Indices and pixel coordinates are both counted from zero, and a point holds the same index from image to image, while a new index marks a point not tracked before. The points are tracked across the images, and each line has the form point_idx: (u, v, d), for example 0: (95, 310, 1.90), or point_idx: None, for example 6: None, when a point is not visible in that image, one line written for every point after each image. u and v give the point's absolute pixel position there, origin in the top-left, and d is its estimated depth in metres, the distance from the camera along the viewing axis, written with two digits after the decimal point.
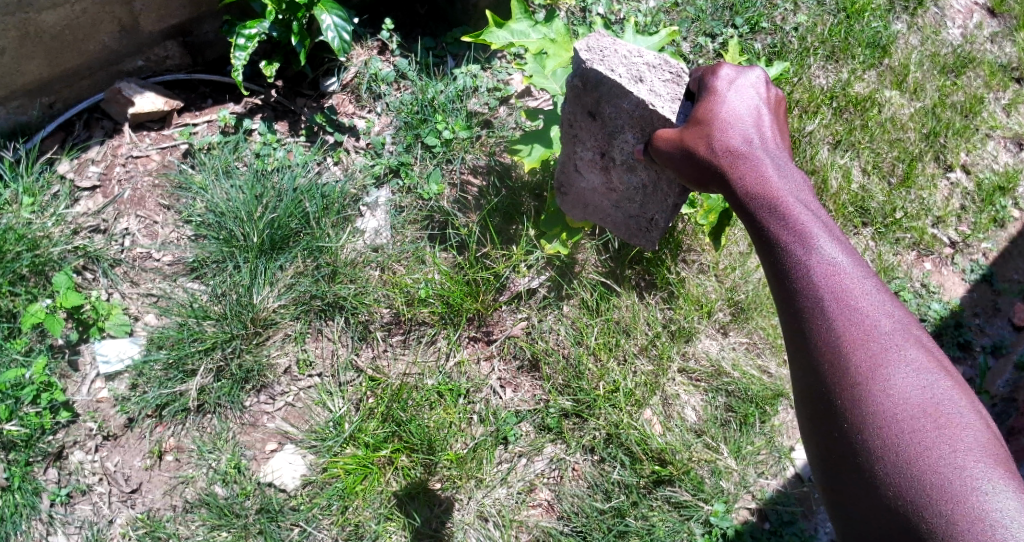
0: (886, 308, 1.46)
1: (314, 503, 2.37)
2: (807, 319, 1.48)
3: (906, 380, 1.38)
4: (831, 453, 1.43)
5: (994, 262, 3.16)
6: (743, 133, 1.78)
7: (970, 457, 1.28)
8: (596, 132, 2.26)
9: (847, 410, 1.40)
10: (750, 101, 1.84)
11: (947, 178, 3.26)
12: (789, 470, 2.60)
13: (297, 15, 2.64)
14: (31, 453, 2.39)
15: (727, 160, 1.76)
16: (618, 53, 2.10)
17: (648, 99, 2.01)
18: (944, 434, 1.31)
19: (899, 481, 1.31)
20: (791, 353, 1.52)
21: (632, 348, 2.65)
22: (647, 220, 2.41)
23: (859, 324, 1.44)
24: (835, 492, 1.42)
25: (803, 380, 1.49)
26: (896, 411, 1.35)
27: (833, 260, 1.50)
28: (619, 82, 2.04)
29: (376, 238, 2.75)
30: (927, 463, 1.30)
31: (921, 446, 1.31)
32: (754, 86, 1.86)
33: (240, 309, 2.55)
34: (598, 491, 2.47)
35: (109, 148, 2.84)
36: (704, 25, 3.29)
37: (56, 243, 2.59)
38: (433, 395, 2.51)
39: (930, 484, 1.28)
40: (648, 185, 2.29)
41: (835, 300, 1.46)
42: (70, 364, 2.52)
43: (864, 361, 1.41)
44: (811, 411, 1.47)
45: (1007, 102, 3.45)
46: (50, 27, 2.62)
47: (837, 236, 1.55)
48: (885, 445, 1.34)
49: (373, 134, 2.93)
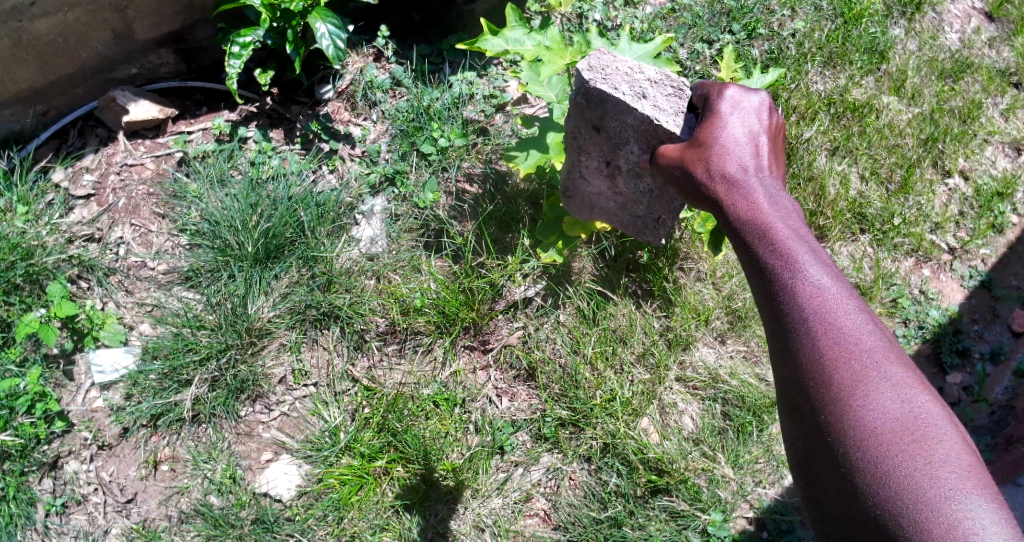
0: (869, 326, 1.45)
1: (310, 515, 2.37)
2: (792, 336, 1.48)
3: (886, 398, 1.37)
4: (813, 465, 1.42)
5: (993, 268, 3.15)
6: (737, 153, 1.76)
7: (947, 473, 1.27)
8: (601, 143, 2.25)
9: (828, 425, 1.39)
10: (744, 122, 1.81)
11: (946, 184, 3.24)
12: (788, 479, 2.58)
13: (292, 23, 2.64)
14: (26, 463, 2.38)
15: (719, 181, 1.74)
16: (620, 70, 2.10)
17: (653, 115, 2.01)
18: (921, 449, 1.31)
19: (876, 492, 1.30)
20: (776, 368, 1.52)
21: (629, 356, 2.64)
22: (655, 219, 2.41)
23: (841, 341, 1.43)
24: (815, 502, 1.41)
25: (788, 397, 1.48)
26: (875, 427, 1.35)
27: (817, 279, 1.49)
28: (623, 100, 2.04)
29: (372, 246, 2.74)
30: (903, 479, 1.29)
31: (898, 459, 1.31)
32: (749, 107, 1.83)
33: (235, 319, 2.54)
34: (594, 501, 2.46)
35: (103, 156, 2.82)
36: (701, 31, 3.28)
37: (51, 252, 2.58)
38: (429, 405, 2.50)
39: (905, 497, 1.27)
40: (655, 189, 2.28)
41: (818, 318, 1.46)
42: (65, 374, 2.52)
43: (845, 379, 1.40)
44: (794, 427, 1.47)
45: (1006, 108, 3.43)
46: (42, 35, 2.62)
47: (821, 254, 1.54)
48: (862, 459, 1.34)
49: (369, 142, 2.90)
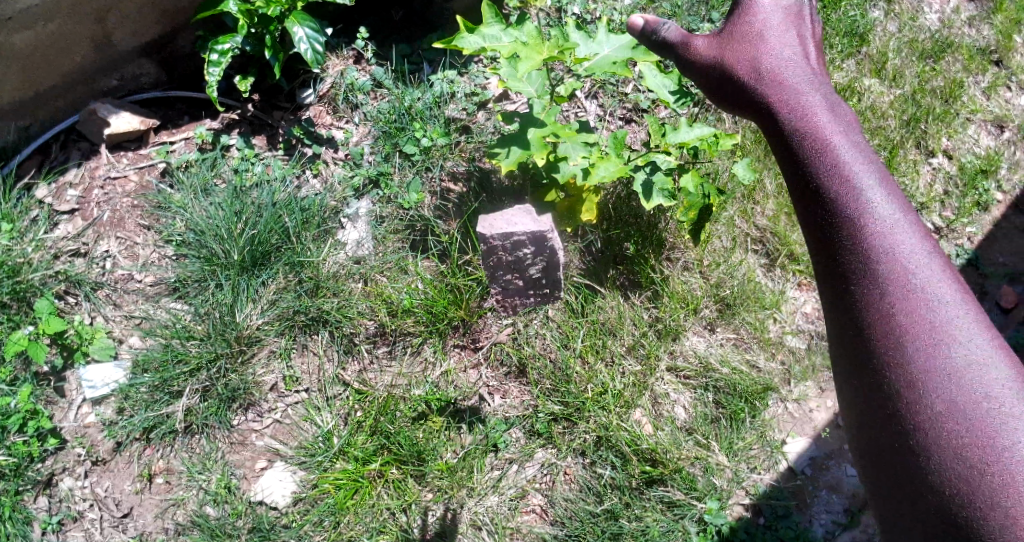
0: (925, 246, 1.48)
1: (306, 520, 2.37)
2: (846, 256, 1.51)
3: (939, 323, 1.42)
4: (864, 387, 1.48)
5: (979, 245, 3.17)
6: (793, 69, 1.72)
7: (994, 400, 1.36)
8: (504, 262, 2.50)
9: (881, 347, 1.46)
10: (794, 39, 1.77)
11: (930, 164, 3.26)
12: (781, 463, 2.61)
13: (269, 28, 2.63)
14: (21, 482, 2.38)
15: (775, 93, 1.70)
16: (496, 213, 2.45)
17: (541, 226, 2.38)
18: (971, 375, 1.38)
19: (927, 422, 1.39)
20: (824, 284, 1.57)
21: (619, 348, 2.65)
22: (555, 290, 2.64)
23: (896, 264, 1.46)
24: (861, 417, 1.50)
25: (837, 313, 1.53)
26: (928, 351, 1.41)
27: (874, 201, 1.51)
28: (519, 230, 2.38)
29: (358, 249, 2.75)
30: (951, 405, 1.37)
31: (954, 391, 1.38)
32: (799, 23, 1.80)
33: (224, 328, 2.55)
34: (590, 494, 2.48)
35: (86, 170, 2.80)
36: (680, 21, 3.28)
37: (37, 268, 2.58)
38: (421, 405, 2.50)
39: (951, 424, 1.37)
40: (554, 266, 2.54)
41: (875, 241, 1.48)
42: (56, 391, 2.51)
43: (900, 303, 1.45)
44: (841, 342, 1.54)
45: (987, 86, 3.44)
46: (21, 49, 2.61)
47: (876, 170, 1.55)
48: (913, 384, 1.41)
49: (351, 145, 2.90)
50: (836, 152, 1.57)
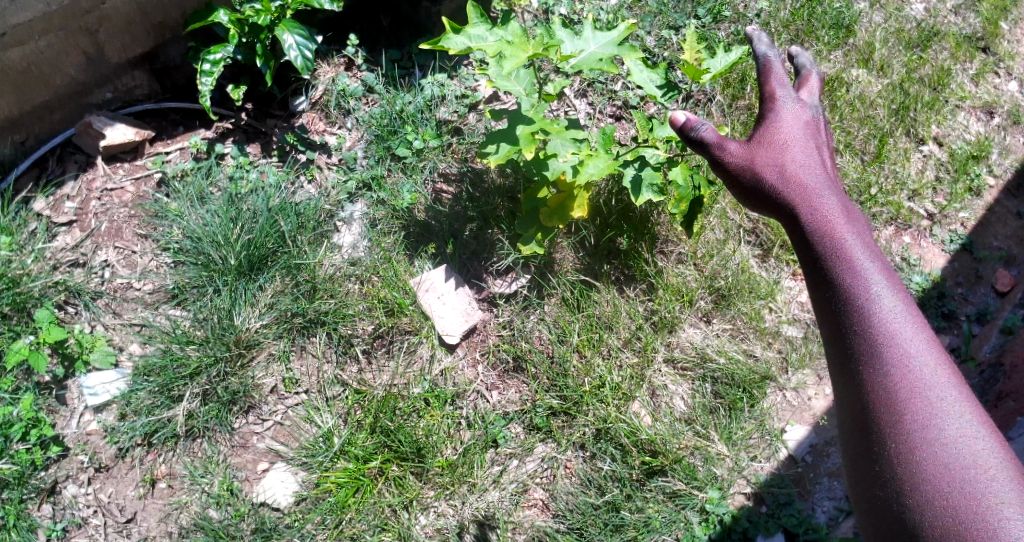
0: (926, 340, 1.52)
1: (308, 520, 2.39)
2: (853, 338, 1.55)
3: (935, 404, 1.46)
4: (861, 460, 1.52)
5: (973, 231, 3.18)
6: (810, 169, 1.77)
7: (984, 471, 1.38)
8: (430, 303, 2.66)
9: (881, 421, 1.49)
10: (812, 141, 1.83)
11: (920, 151, 3.28)
12: (782, 451, 2.62)
13: (260, 37, 2.66)
14: (24, 490, 2.40)
15: (794, 193, 1.74)
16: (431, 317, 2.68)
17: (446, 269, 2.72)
18: (962, 450, 1.41)
19: (916, 490, 1.41)
20: (833, 368, 1.60)
21: (616, 342, 2.66)
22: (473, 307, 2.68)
23: (899, 351, 1.50)
24: (859, 489, 1.52)
25: (843, 391, 1.56)
26: (926, 426, 1.44)
27: (880, 292, 1.55)
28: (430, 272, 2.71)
29: (354, 251, 2.76)
30: (943, 478, 1.40)
31: (940, 461, 1.41)
32: (815, 127, 1.86)
33: (223, 331, 2.57)
34: (591, 487, 2.50)
35: (84, 182, 2.83)
36: (667, 18, 3.30)
37: (36, 279, 2.61)
38: (420, 403, 2.53)
39: (945, 492, 1.39)
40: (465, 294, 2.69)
41: (880, 327, 1.53)
42: (58, 399, 2.53)
43: (901, 385, 1.48)
44: (848, 418, 1.56)
45: (975, 73, 3.45)
46: (16, 64, 2.63)
47: (882, 263, 1.60)
48: (908, 459, 1.44)
49: (345, 150, 2.93)
50: (845, 244, 1.62)
